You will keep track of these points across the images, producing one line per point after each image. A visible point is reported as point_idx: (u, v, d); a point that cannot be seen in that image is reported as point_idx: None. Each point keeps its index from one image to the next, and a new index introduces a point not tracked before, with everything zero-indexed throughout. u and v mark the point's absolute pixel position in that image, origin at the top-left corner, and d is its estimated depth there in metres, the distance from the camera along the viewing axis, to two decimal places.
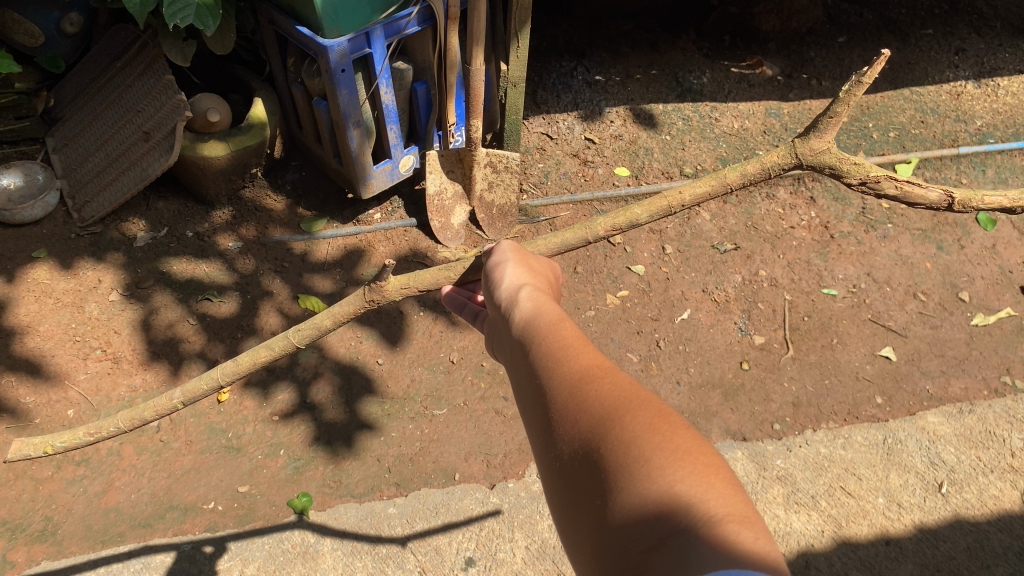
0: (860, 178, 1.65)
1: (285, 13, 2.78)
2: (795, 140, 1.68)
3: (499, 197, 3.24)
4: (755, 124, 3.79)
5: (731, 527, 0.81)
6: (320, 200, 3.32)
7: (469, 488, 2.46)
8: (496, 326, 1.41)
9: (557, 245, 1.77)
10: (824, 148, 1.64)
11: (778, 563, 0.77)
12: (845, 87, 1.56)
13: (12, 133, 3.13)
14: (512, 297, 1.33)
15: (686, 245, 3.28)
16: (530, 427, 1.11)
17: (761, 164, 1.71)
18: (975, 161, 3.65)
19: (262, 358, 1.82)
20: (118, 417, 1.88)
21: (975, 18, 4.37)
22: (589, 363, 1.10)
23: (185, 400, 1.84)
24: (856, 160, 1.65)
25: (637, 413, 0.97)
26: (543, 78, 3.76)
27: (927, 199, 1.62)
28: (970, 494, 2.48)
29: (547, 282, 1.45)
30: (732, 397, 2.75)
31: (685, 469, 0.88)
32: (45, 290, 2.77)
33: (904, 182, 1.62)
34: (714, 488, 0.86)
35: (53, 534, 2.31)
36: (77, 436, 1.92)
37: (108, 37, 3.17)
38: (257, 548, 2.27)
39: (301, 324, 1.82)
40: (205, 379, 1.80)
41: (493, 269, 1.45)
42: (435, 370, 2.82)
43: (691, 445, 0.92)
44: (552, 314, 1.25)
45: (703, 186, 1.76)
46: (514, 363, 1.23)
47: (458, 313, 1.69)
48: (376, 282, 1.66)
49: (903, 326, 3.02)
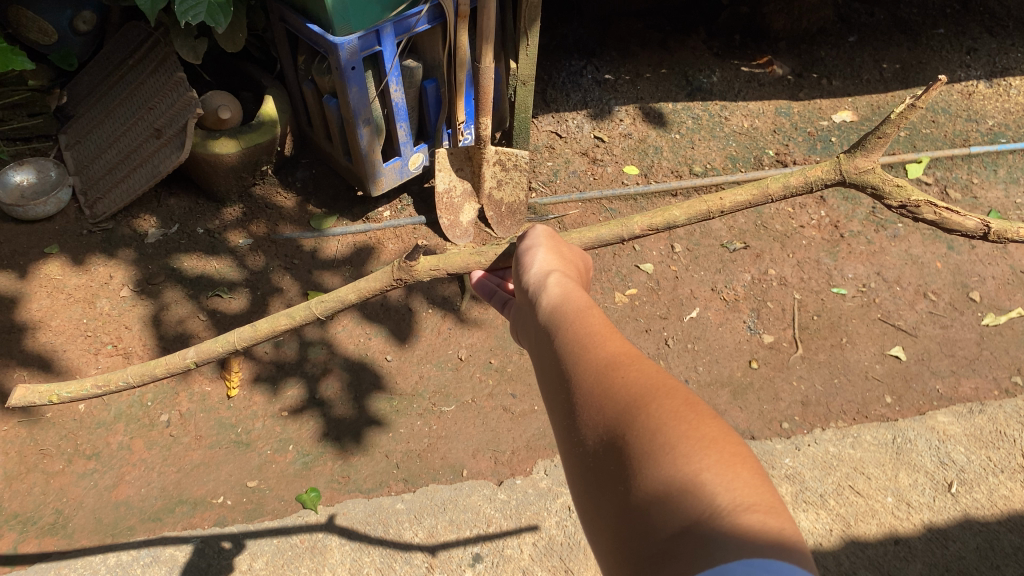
0: (901, 201, 1.66)
1: (295, 11, 2.79)
2: (841, 156, 1.70)
3: (507, 195, 3.21)
4: (765, 123, 3.78)
5: (755, 516, 0.81)
6: (330, 198, 3.34)
7: (477, 484, 2.47)
8: (522, 311, 1.42)
9: (591, 239, 1.78)
10: (868, 167, 1.67)
11: (803, 554, 0.77)
12: (898, 109, 1.55)
13: (26, 130, 3.17)
14: (540, 283, 1.34)
15: (695, 243, 3.28)
16: (555, 412, 1.12)
17: (805, 178, 1.71)
18: (986, 161, 3.62)
19: (280, 325, 1.85)
20: (128, 372, 1.88)
21: (987, 17, 4.35)
22: (616, 350, 1.11)
23: (198, 360, 1.86)
24: (899, 182, 1.65)
25: (664, 401, 0.98)
26: (553, 77, 3.78)
27: (963, 226, 1.65)
28: (979, 494, 2.47)
29: (577, 269, 1.46)
30: (740, 396, 2.75)
31: (711, 457, 0.88)
32: (57, 286, 2.79)
33: (944, 208, 1.64)
34: (741, 477, 0.86)
35: (64, 528, 2.33)
36: (84, 388, 1.89)
37: (120, 35, 3.20)
38: (266, 543, 2.28)
39: (325, 295, 1.84)
40: (220, 341, 1.83)
41: (523, 254, 1.47)
42: (444, 366, 2.82)
43: (718, 434, 0.92)
44: (580, 301, 1.26)
45: (745, 194, 1.77)
46: (539, 348, 1.25)
47: (488, 300, 1.72)
48: (407, 262, 1.72)
49: (913, 326, 3.01)
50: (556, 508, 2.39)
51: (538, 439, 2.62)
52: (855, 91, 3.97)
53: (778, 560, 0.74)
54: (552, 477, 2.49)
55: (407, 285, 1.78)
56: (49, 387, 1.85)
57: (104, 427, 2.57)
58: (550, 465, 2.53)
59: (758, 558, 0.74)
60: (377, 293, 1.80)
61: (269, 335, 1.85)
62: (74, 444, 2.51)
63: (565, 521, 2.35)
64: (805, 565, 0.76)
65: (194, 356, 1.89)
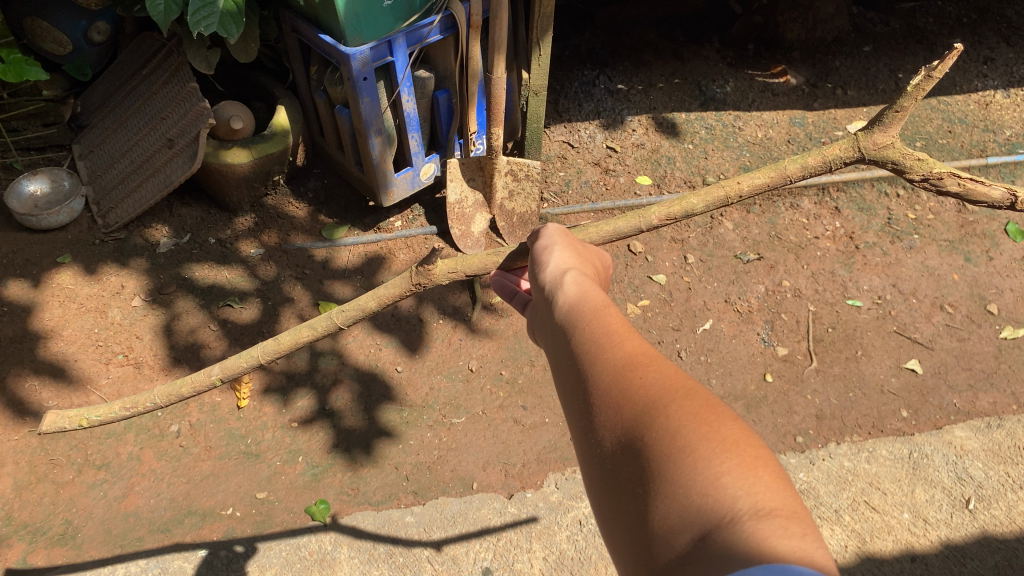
0: (923, 174, 1.65)
1: (308, 22, 2.79)
2: (858, 134, 1.67)
3: (519, 206, 3.22)
4: (779, 133, 3.75)
5: (777, 521, 0.78)
6: (342, 208, 3.34)
7: (488, 497, 2.44)
8: (538, 309, 1.38)
9: (609, 233, 1.76)
10: (888, 142, 1.64)
11: (826, 559, 0.75)
12: (914, 81, 1.55)
13: (39, 140, 3.20)
14: (556, 281, 1.30)
15: (708, 254, 3.25)
16: (570, 413, 1.09)
17: (823, 157, 1.69)
18: (1004, 171, 3.58)
19: (303, 337, 1.84)
20: (155, 394, 1.89)
21: (1005, 26, 4.31)
22: (634, 350, 1.08)
23: (223, 377, 1.85)
24: (920, 156, 1.64)
25: (684, 403, 0.95)
26: (565, 87, 3.79)
27: (991, 197, 1.61)
28: (998, 511, 2.42)
29: (594, 268, 1.42)
30: (754, 409, 2.72)
31: (732, 460, 0.86)
32: (69, 295, 2.80)
33: (969, 179, 1.62)
34: (761, 481, 0.84)
35: (73, 538, 2.31)
36: (113, 411, 1.90)
37: (134, 46, 3.21)
38: (274, 555, 2.27)
39: (344, 304, 1.84)
40: (246, 357, 1.83)
41: (538, 252, 1.43)
42: (454, 378, 2.81)
43: (738, 437, 0.90)
44: (596, 299, 1.22)
45: (763, 177, 1.75)
46: (555, 347, 1.22)
47: (507, 301, 1.68)
48: (424, 265, 1.69)
49: (930, 339, 2.97)
50: (567, 522, 2.37)
51: (549, 451, 2.59)
52: (870, 100, 3.94)
53: (800, 565, 0.71)
54: (564, 491, 2.46)
55: (425, 289, 1.76)
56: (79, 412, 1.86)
57: (114, 438, 2.56)
58: (561, 478, 2.50)
59: (779, 563, 0.71)
60: (395, 299, 1.78)
61: (292, 348, 1.85)
62: (84, 454, 2.51)
63: (576, 535, 2.33)
64: (827, 569, 0.73)
65: (219, 374, 1.88)
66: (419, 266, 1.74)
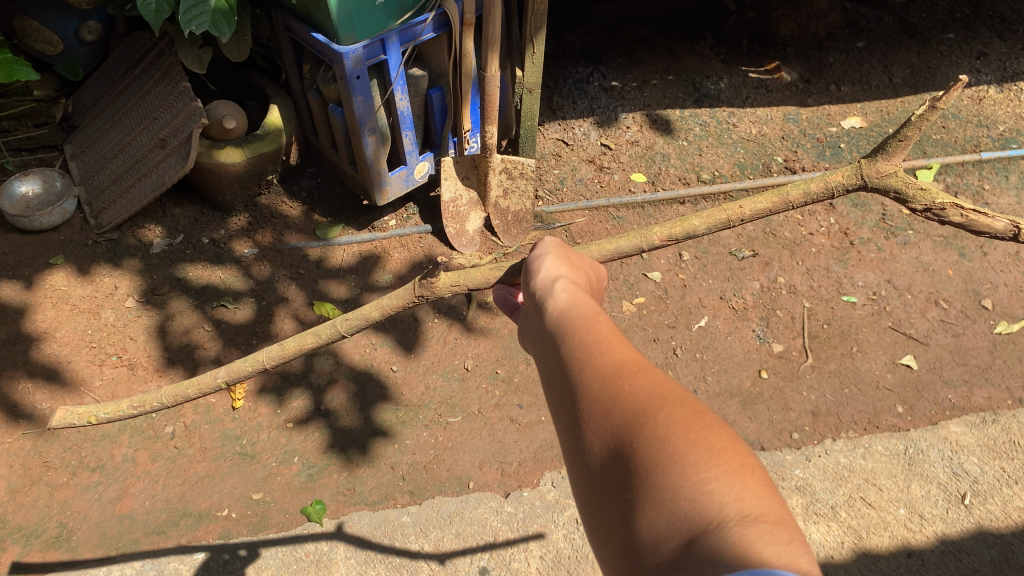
0: (925, 205, 1.59)
1: (301, 20, 2.77)
2: (862, 161, 1.67)
3: (514, 204, 3.19)
4: (773, 130, 3.76)
5: (764, 527, 0.78)
6: (336, 207, 3.33)
7: (483, 497, 2.44)
8: (528, 316, 1.37)
9: (610, 252, 1.76)
10: (890, 171, 1.64)
11: (812, 566, 0.75)
12: (920, 111, 1.51)
13: (31, 140, 3.18)
14: (546, 288, 1.29)
15: (703, 251, 3.26)
16: (559, 420, 1.08)
17: (826, 183, 1.68)
18: (998, 167, 3.58)
19: (307, 344, 1.84)
20: (162, 393, 1.91)
21: (998, 21, 4.32)
22: (623, 358, 1.07)
23: (229, 379, 1.86)
24: (924, 186, 1.60)
25: (672, 410, 0.95)
26: (559, 84, 3.77)
27: (992, 229, 1.55)
28: (993, 506, 2.43)
29: (586, 278, 1.41)
30: (750, 406, 2.71)
31: (719, 467, 0.86)
32: (63, 297, 2.78)
33: (971, 211, 1.56)
34: (749, 487, 0.84)
35: (68, 541, 2.31)
36: (121, 409, 1.93)
37: (126, 45, 3.20)
38: (271, 556, 2.27)
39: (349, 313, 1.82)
40: (251, 360, 1.83)
41: (531, 260, 1.41)
42: (450, 377, 2.80)
43: (726, 444, 0.90)
44: (588, 306, 1.21)
45: (765, 202, 1.73)
46: (544, 354, 1.20)
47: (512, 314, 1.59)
48: (427, 279, 1.68)
49: (924, 334, 2.97)
50: (563, 521, 2.36)
51: (545, 450, 2.59)
52: (865, 96, 3.95)
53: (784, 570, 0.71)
54: (560, 489, 2.46)
55: (429, 301, 1.75)
56: (88, 412, 1.91)
57: (109, 439, 2.55)
58: (557, 477, 2.50)
59: (764, 567, 0.71)
60: (399, 310, 1.77)
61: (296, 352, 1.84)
62: (79, 456, 2.50)
63: (573, 533, 2.33)
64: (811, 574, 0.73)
65: (225, 375, 1.88)
66: (422, 279, 1.73)
